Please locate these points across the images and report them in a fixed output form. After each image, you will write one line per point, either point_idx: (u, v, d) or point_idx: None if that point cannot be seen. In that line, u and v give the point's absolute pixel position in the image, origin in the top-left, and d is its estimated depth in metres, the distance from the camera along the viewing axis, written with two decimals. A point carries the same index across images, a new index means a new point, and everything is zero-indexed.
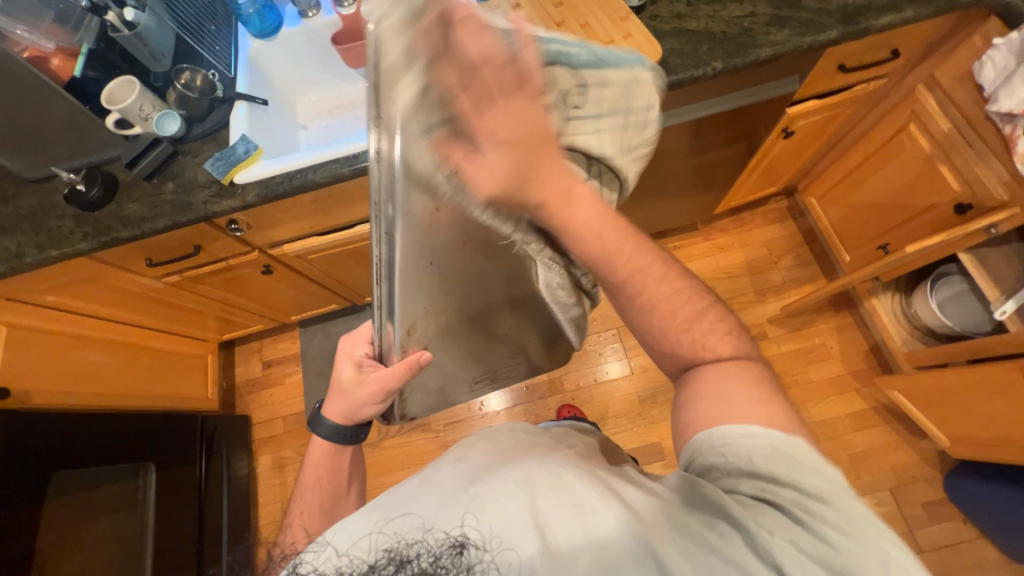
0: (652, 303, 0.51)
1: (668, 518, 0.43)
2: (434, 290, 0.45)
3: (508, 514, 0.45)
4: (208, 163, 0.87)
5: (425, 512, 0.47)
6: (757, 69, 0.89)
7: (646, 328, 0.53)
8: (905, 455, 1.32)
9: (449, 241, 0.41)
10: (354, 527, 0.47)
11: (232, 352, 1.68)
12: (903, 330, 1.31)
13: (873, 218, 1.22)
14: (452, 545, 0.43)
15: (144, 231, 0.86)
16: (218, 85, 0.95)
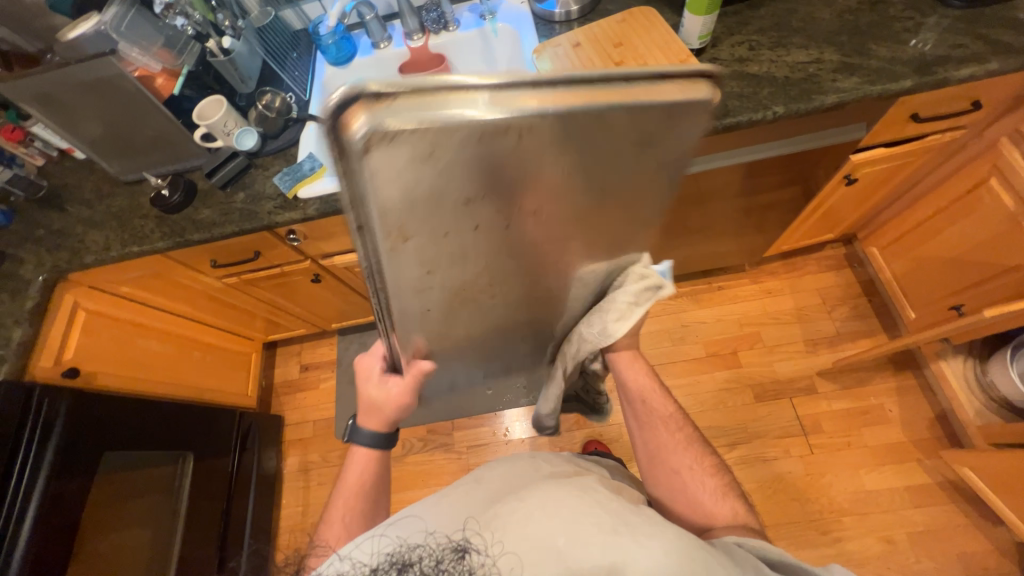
0: (685, 462, 0.66)
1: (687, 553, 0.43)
2: (431, 323, 0.53)
3: (510, 526, 0.46)
4: (277, 177, 0.93)
5: (428, 518, 0.49)
6: (820, 115, 0.87)
7: (670, 473, 0.65)
8: (976, 542, 1.17)
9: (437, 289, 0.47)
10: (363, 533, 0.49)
11: (274, 352, 1.76)
12: (975, 400, 1.19)
13: (944, 274, 1.13)
14: (453, 549, 0.46)
15: (214, 235, 0.93)
16: (294, 107, 1.02)
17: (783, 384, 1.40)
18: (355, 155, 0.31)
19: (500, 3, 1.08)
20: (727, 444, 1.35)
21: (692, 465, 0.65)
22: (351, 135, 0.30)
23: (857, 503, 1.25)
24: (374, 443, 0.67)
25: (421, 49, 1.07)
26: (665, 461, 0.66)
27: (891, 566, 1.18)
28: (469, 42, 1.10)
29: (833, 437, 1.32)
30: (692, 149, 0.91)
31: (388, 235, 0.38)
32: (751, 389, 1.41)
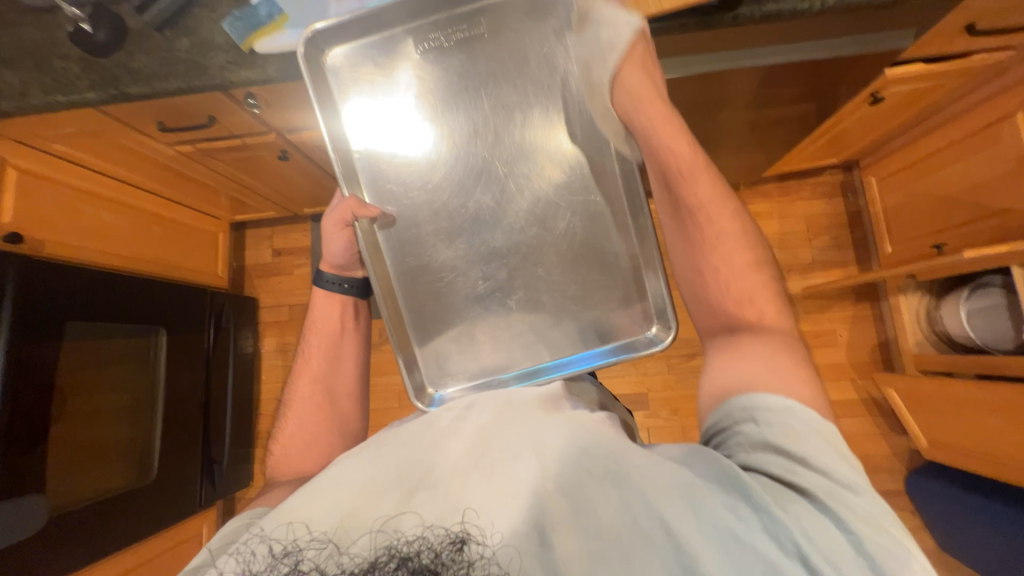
0: (719, 270, 0.62)
1: (681, 497, 0.46)
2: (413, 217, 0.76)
3: (506, 515, 0.48)
4: (224, 21, 0.76)
5: (423, 509, 0.49)
6: (868, 13, 0.75)
7: (697, 275, 0.64)
8: (878, 447, 1.37)
9: (433, 282, 0.76)
10: (353, 527, 0.49)
11: (243, 234, 1.67)
12: (919, 332, 1.29)
13: (932, 212, 1.13)
14: (451, 541, 0.47)
15: (156, 91, 0.79)
16: None
17: None
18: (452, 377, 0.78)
19: None
20: (688, 354, 1.44)
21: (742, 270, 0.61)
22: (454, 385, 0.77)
23: None
24: (346, 288, 0.82)
25: None
26: (688, 248, 0.65)
27: None
28: None
29: None
30: (720, 39, 0.79)
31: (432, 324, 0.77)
32: None
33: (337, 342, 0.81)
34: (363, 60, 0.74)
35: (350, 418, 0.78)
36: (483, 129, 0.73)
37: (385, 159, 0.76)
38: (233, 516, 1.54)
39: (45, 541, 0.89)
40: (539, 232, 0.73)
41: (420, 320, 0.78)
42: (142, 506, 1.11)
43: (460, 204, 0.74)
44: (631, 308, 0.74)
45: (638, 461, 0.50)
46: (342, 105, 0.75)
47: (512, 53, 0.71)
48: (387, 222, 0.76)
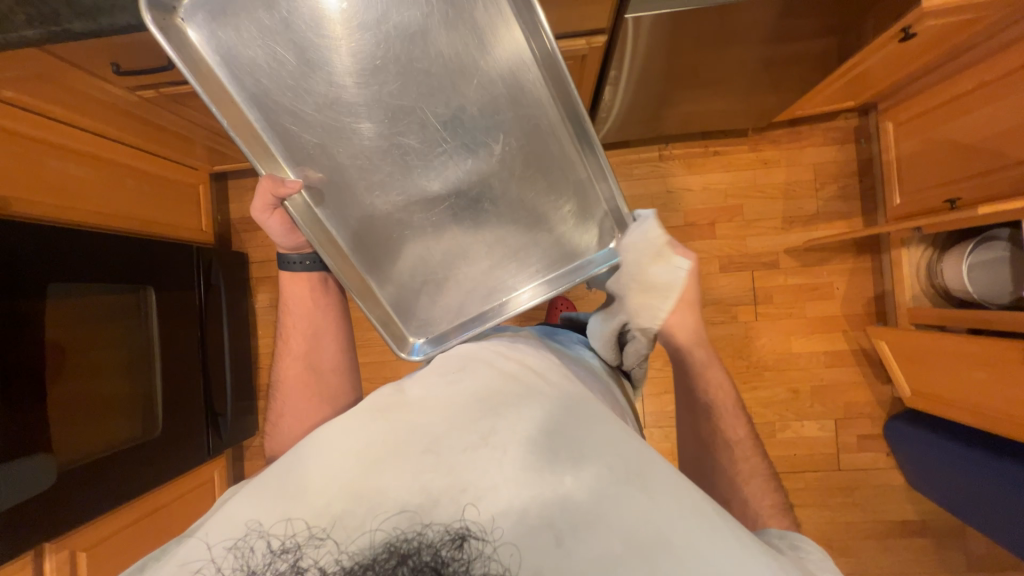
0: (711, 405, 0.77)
1: (697, 520, 0.47)
2: (333, 174, 0.71)
3: (510, 515, 0.48)
4: None
5: (419, 504, 0.49)
6: None
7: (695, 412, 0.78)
8: (863, 397, 1.41)
9: (375, 236, 0.75)
10: (352, 525, 0.48)
11: (225, 185, 1.59)
12: (917, 285, 1.28)
13: (949, 162, 1.07)
14: (452, 537, 0.47)
15: (103, 28, 0.70)
16: None
17: (750, 258, 1.44)
18: (421, 322, 0.80)
19: None
20: None
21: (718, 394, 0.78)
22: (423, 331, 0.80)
23: (780, 362, 1.44)
24: (309, 265, 0.81)
25: None
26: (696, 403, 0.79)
27: (789, 408, 1.43)
28: None
29: (779, 308, 1.43)
30: None
31: (387, 277, 0.77)
32: (719, 261, 1.44)
33: (313, 318, 0.82)
34: (225, 12, 0.63)
35: (340, 388, 0.80)
36: (385, 61, 0.65)
37: (291, 122, 0.69)
38: (243, 461, 1.61)
39: (59, 493, 0.93)
40: (476, 166, 0.70)
41: (378, 276, 0.77)
42: (152, 458, 1.15)
43: (382, 148, 0.70)
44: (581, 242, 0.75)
45: (660, 470, 0.50)
46: (225, 76, 0.66)
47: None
48: (317, 194, 0.73)
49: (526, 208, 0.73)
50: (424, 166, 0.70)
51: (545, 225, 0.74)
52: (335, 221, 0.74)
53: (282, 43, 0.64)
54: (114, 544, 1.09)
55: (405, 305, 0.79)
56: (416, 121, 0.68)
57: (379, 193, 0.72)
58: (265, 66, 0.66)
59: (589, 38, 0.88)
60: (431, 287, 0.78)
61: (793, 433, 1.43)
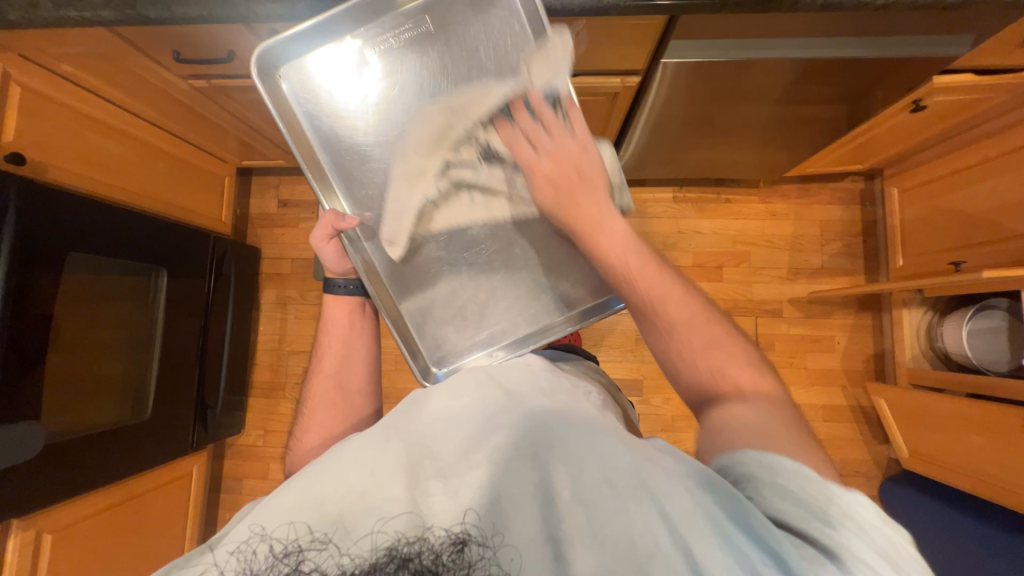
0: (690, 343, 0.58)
1: (696, 525, 0.42)
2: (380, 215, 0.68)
3: (511, 524, 0.47)
4: None
5: (422, 510, 0.49)
6: (930, 14, 0.72)
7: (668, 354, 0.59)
8: (859, 454, 1.41)
9: (416, 274, 0.71)
10: (356, 527, 0.48)
11: (249, 181, 1.63)
12: (917, 347, 1.30)
13: (952, 229, 1.12)
14: (452, 541, 0.47)
15: (175, 16, 0.74)
16: None
17: (754, 304, 1.46)
18: (446, 362, 0.75)
19: None
20: None
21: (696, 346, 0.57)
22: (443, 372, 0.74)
23: None
24: (352, 289, 0.83)
25: None
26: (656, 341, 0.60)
27: None
28: None
29: (780, 356, 1.45)
30: (773, 25, 0.75)
31: (417, 316, 0.73)
32: (724, 304, 1.47)
33: (348, 338, 0.82)
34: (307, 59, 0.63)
35: (360, 409, 0.79)
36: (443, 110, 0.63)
37: (354, 164, 0.67)
38: (223, 459, 1.56)
39: (38, 466, 0.90)
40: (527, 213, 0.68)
41: (415, 306, 0.73)
42: (136, 443, 1.12)
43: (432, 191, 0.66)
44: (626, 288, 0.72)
45: (661, 475, 0.47)
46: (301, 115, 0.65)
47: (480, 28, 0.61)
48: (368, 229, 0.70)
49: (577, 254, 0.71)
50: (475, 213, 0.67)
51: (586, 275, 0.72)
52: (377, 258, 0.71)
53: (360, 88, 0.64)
54: (81, 531, 1.04)
55: (431, 343, 0.74)
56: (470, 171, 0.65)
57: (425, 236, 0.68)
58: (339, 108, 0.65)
59: (624, 78, 0.94)
60: (462, 329, 0.74)
61: None
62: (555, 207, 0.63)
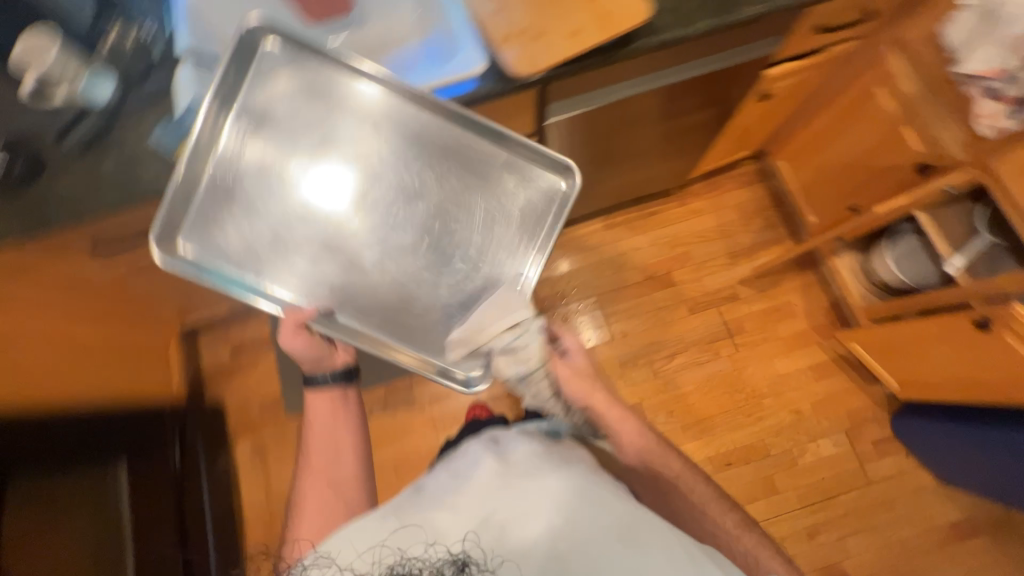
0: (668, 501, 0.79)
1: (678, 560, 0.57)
2: (338, 288, 0.81)
3: (515, 540, 0.59)
4: (155, 135, 0.77)
5: (430, 531, 0.60)
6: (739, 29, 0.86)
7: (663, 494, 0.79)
8: (860, 401, 1.44)
9: (398, 310, 0.83)
10: (369, 536, 0.60)
11: (195, 340, 1.58)
12: (860, 286, 1.39)
13: (840, 180, 1.27)
14: (452, 561, 0.58)
15: (86, 214, 0.76)
16: (156, 45, 0.80)
17: (711, 296, 1.54)
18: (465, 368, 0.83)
19: None
20: (668, 356, 1.49)
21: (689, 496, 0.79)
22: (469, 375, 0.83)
23: (774, 386, 1.47)
24: (334, 380, 0.89)
25: None
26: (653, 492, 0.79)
27: (799, 431, 1.43)
28: None
29: (753, 335, 1.51)
30: (623, 70, 0.88)
31: (423, 345, 0.83)
32: (686, 305, 1.54)
33: (333, 427, 0.85)
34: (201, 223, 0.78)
35: (354, 495, 0.77)
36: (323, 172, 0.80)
37: (281, 265, 0.80)
38: None
39: None
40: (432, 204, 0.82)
41: (423, 335, 0.82)
42: None
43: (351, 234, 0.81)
44: (543, 195, 0.84)
45: (656, 532, 0.59)
46: (226, 265, 0.79)
47: (262, 112, 0.79)
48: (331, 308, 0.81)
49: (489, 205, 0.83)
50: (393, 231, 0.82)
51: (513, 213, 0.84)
52: (364, 324, 0.82)
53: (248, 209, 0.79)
54: None
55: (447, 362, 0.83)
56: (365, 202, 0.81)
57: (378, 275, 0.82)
58: (244, 235, 0.79)
59: None
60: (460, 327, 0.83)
61: (812, 455, 1.41)
62: (573, 392, 0.85)
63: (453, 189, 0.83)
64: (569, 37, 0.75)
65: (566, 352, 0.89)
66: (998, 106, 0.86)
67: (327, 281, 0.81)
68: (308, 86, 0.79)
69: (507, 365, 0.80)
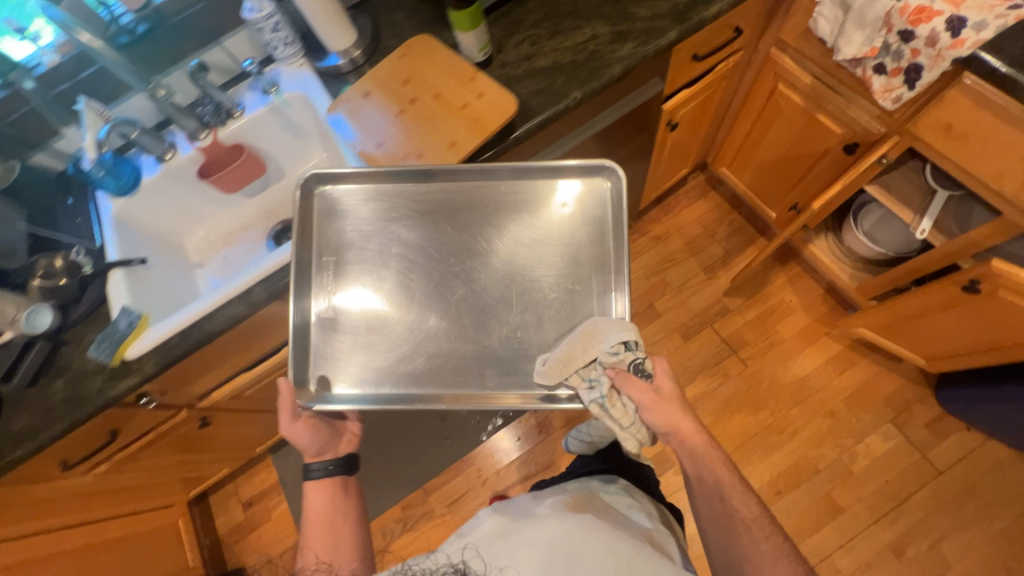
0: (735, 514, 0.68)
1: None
2: (460, 378, 0.72)
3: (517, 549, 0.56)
4: (90, 351, 0.76)
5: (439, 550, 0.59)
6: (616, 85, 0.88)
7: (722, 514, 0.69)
8: (894, 383, 1.32)
9: (522, 364, 0.72)
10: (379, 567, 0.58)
11: (207, 504, 1.55)
12: (845, 267, 1.31)
13: (781, 174, 1.25)
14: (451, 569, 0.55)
15: (38, 444, 0.76)
16: (86, 261, 0.85)
17: (701, 316, 1.48)
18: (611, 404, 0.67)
19: (279, 72, 0.96)
20: None
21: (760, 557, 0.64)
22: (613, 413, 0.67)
23: (798, 392, 1.36)
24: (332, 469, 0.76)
25: (213, 146, 0.94)
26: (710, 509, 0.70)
27: (841, 434, 1.30)
28: (266, 119, 0.97)
29: (757, 344, 1.43)
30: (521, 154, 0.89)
31: (563, 391, 0.71)
32: (679, 332, 1.48)
33: (337, 522, 0.73)
34: (322, 373, 0.73)
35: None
36: (408, 264, 0.75)
37: (405, 377, 0.72)
38: None
39: None
40: (517, 247, 0.75)
41: (536, 374, 0.69)
42: None
43: (450, 313, 0.74)
44: (583, 201, 0.77)
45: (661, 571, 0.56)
46: (359, 403, 0.71)
47: (323, 242, 0.76)
48: (461, 396, 0.71)
49: (564, 214, 0.76)
50: (485, 291, 0.74)
51: (586, 218, 0.76)
52: (495, 399, 0.71)
53: (354, 335, 0.74)
54: None
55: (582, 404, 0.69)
56: (455, 278, 0.75)
57: (490, 346, 0.73)
58: (360, 362, 0.73)
59: None
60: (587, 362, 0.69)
61: (865, 458, 1.27)
62: (669, 423, 0.70)
63: (518, 229, 0.76)
64: (447, 147, 0.77)
65: (660, 390, 0.70)
66: (888, 80, 0.82)
67: (450, 375, 0.72)
68: (346, 208, 0.77)
69: (620, 416, 0.67)
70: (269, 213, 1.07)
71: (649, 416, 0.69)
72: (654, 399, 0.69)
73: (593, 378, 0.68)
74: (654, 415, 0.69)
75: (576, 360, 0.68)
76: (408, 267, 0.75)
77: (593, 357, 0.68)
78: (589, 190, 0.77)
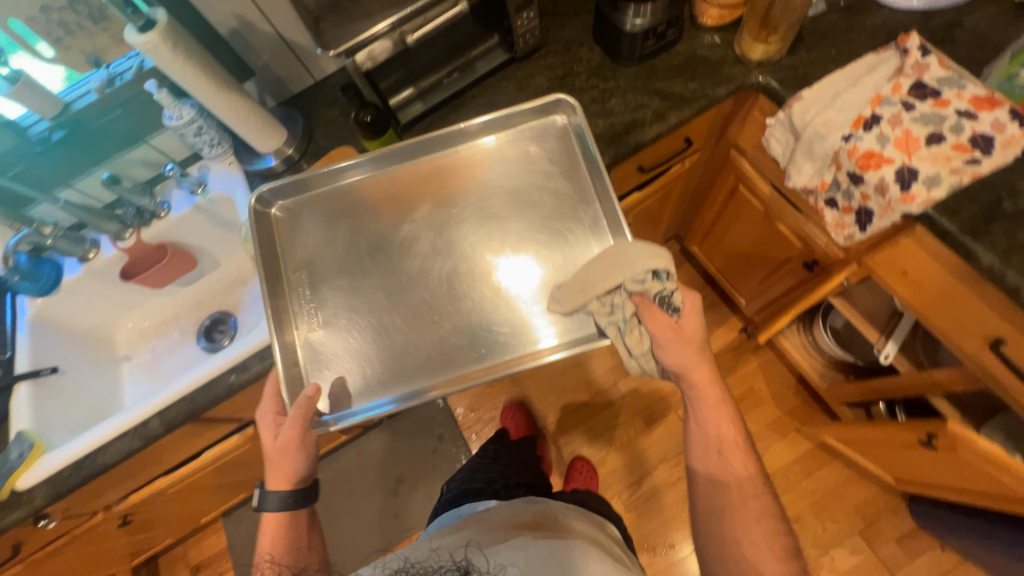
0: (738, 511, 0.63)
1: None
2: (457, 358, 0.69)
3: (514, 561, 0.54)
4: None
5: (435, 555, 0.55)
6: None
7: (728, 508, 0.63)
8: (865, 490, 1.24)
9: (528, 332, 0.70)
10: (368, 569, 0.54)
11: (155, 567, 1.52)
12: (815, 363, 1.23)
13: (747, 268, 1.18)
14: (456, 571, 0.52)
15: None
16: None
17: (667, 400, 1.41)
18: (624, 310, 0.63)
19: (208, 169, 0.93)
20: (636, 481, 1.34)
21: (756, 532, 0.61)
22: (635, 320, 0.63)
23: None
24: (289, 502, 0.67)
25: (137, 246, 0.91)
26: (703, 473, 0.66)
27: (806, 542, 1.22)
28: (192, 217, 0.94)
29: None
30: None
31: (582, 338, 0.68)
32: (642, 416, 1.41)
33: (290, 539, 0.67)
34: (305, 382, 0.69)
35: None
36: (365, 266, 0.74)
37: (389, 369, 0.69)
38: None
39: None
40: (499, 211, 0.75)
41: (551, 301, 0.67)
42: None
43: (422, 297, 0.72)
44: (566, 165, 0.77)
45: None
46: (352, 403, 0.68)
47: (289, 261, 0.75)
48: (451, 369, 0.69)
49: (549, 152, 0.77)
50: (469, 256, 0.74)
51: (572, 165, 0.75)
52: (496, 368, 0.68)
53: (333, 335, 0.71)
54: None
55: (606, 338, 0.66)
56: (436, 264, 0.74)
57: (475, 308, 0.71)
58: (346, 356, 0.70)
59: None
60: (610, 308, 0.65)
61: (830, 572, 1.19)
62: (687, 368, 0.65)
63: (508, 225, 0.74)
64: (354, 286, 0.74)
65: (683, 328, 0.65)
66: (840, 215, 0.75)
67: (438, 365, 0.70)
68: (304, 219, 0.78)
69: (635, 344, 0.64)
70: (202, 304, 1.04)
71: (659, 338, 0.64)
72: (668, 333, 0.64)
73: (627, 309, 0.63)
74: (669, 355, 0.64)
75: (596, 285, 0.63)
76: (379, 256, 0.75)
77: (618, 282, 0.62)
78: (551, 134, 0.78)
